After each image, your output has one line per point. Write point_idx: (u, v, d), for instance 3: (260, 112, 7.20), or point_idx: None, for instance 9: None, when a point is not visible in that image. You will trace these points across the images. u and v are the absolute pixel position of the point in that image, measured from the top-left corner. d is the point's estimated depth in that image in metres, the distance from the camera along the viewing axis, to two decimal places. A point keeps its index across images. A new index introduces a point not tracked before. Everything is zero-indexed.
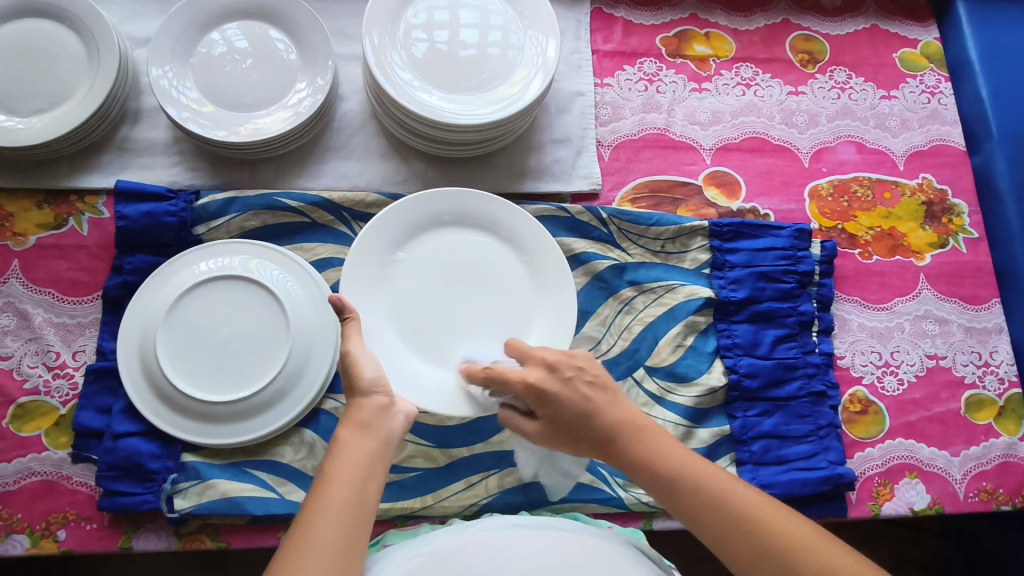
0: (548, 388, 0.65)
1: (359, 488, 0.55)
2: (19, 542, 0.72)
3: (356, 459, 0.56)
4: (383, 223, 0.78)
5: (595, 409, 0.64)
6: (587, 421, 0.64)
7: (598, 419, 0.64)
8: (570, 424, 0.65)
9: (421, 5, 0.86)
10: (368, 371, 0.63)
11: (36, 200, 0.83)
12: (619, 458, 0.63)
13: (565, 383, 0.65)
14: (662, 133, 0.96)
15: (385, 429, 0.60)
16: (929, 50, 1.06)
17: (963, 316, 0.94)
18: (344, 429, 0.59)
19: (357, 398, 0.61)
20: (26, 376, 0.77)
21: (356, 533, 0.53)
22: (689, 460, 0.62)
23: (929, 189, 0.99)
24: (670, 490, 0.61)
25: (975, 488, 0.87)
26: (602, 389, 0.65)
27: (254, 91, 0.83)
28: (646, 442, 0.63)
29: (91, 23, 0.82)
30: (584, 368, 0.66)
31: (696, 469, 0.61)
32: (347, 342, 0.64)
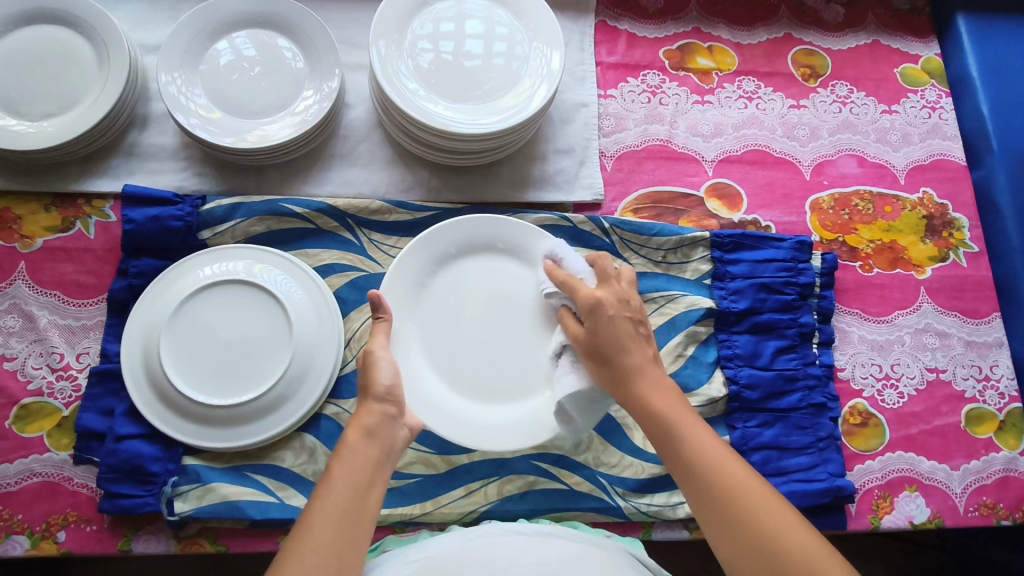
0: (610, 305, 0.65)
1: (360, 495, 0.55)
2: (19, 543, 0.72)
3: (360, 466, 0.57)
4: (426, 239, 0.79)
5: (632, 347, 0.64)
6: (619, 352, 0.64)
7: (625, 351, 0.64)
8: (606, 349, 0.64)
9: (428, 16, 0.87)
10: (386, 378, 0.63)
11: (44, 203, 0.83)
12: (627, 398, 0.63)
13: (625, 316, 0.66)
14: (665, 144, 0.97)
15: (390, 438, 0.60)
16: (929, 66, 1.07)
17: (963, 330, 0.94)
18: (349, 433, 0.59)
19: (366, 402, 0.62)
20: (30, 377, 0.77)
21: (356, 539, 0.53)
22: (700, 431, 0.60)
23: (929, 204, 0.99)
24: (675, 450, 0.60)
25: (975, 503, 0.86)
26: (646, 341, 0.66)
27: (261, 98, 0.84)
28: (661, 401, 0.62)
29: (102, 30, 0.83)
30: (643, 319, 0.67)
31: (705, 437, 0.60)
32: (374, 343, 0.66)
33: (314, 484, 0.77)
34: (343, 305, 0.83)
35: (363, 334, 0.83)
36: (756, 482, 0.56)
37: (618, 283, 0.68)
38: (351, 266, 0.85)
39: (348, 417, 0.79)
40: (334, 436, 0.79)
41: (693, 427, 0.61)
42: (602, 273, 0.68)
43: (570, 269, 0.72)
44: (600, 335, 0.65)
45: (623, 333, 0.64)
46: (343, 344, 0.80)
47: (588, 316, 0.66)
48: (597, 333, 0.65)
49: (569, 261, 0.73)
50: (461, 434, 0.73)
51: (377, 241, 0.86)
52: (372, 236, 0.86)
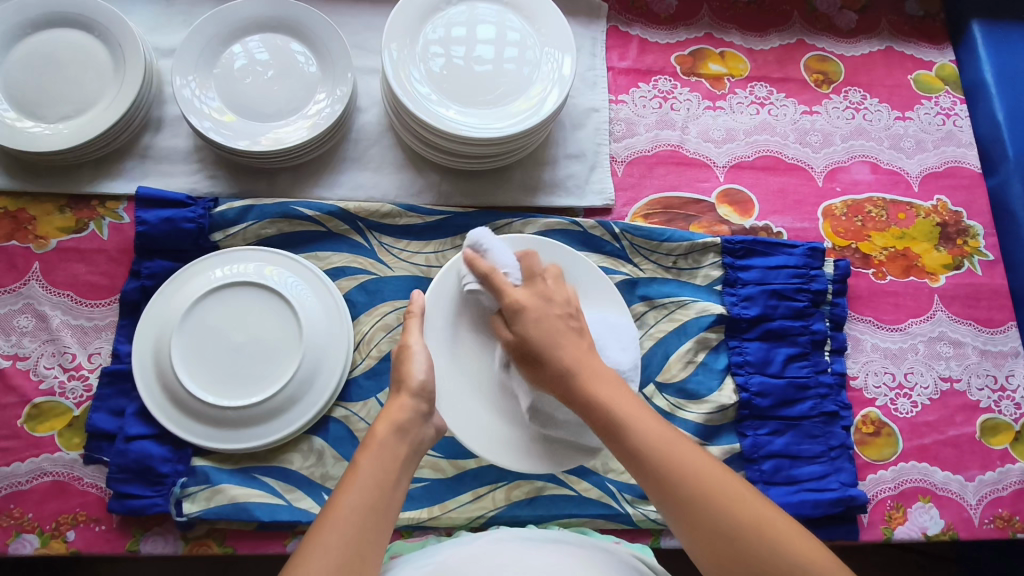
0: (536, 308, 0.64)
1: (386, 492, 0.55)
2: (29, 541, 0.72)
3: (389, 461, 0.57)
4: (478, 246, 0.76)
5: (566, 343, 0.62)
6: (551, 348, 0.62)
7: (558, 346, 0.62)
8: (539, 351, 0.62)
9: (440, 21, 0.87)
10: (419, 373, 0.65)
11: (59, 204, 0.84)
12: (570, 395, 0.60)
13: (553, 314, 0.64)
14: (676, 150, 0.96)
15: (419, 436, 0.61)
16: (944, 72, 1.06)
17: (978, 339, 0.93)
18: (379, 427, 0.59)
19: (400, 396, 0.63)
20: (42, 377, 0.78)
21: (377, 538, 0.52)
22: (649, 421, 0.57)
23: (943, 211, 0.98)
24: (623, 444, 0.56)
25: (990, 515, 0.85)
26: (580, 335, 0.64)
27: (274, 102, 0.85)
28: (604, 393, 0.59)
29: (118, 34, 0.84)
30: (574, 312, 0.66)
31: (655, 430, 0.56)
32: (408, 337, 0.69)
33: (322, 487, 0.77)
34: (352, 309, 0.84)
35: (371, 337, 0.83)
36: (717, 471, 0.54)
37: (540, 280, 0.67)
38: (361, 269, 0.85)
39: (357, 420, 0.79)
40: (343, 439, 0.79)
41: (641, 418, 0.57)
42: (529, 272, 0.68)
43: (494, 260, 0.69)
44: (530, 339, 0.63)
45: (553, 330, 0.63)
46: (352, 347, 0.80)
47: (515, 320, 0.65)
48: (524, 338, 0.63)
49: (494, 255, 0.69)
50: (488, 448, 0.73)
51: (387, 245, 0.86)
52: (382, 240, 0.86)
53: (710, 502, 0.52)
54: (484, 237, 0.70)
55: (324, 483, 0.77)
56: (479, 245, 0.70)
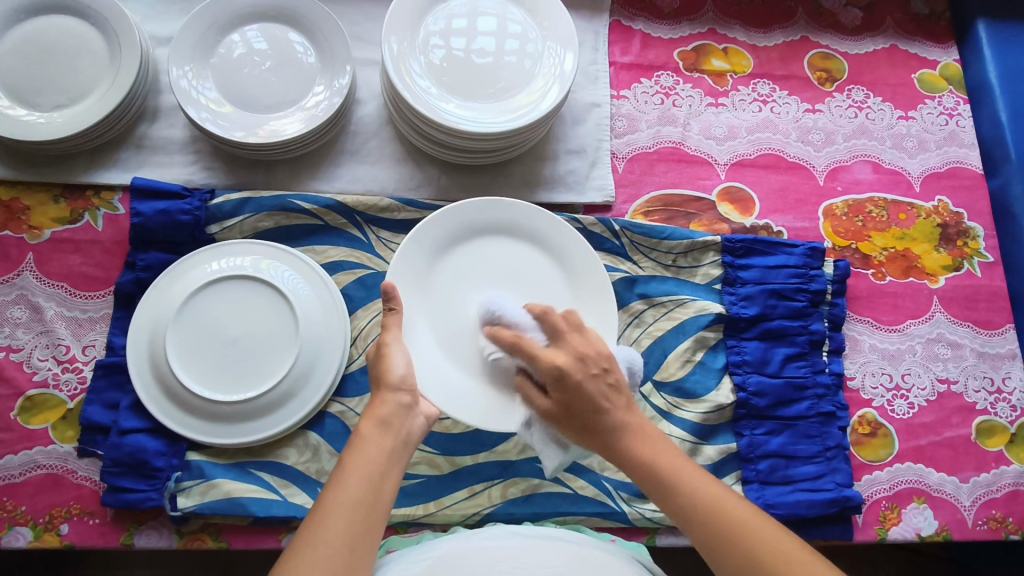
0: (571, 370, 0.61)
1: (376, 486, 0.55)
2: (22, 534, 0.72)
3: (374, 455, 0.56)
4: (443, 215, 0.79)
5: (606, 407, 0.61)
6: (593, 416, 0.61)
7: (602, 414, 0.61)
8: (583, 413, 0.61)
9: (441, 13, 0.86)
10: (397, 367, 0.63)
11: (53, 194, 0.83)
12: (619, 453, 0.61)
13: (591, 374, 0.62)
14: (677, 146, 0.96)
15: (405, 427, 0.60)
16: (948, 71, 1.05)
17: (976, 341, 0.93)
18: (364, 424, 0.59)
19: (382, 393, 0.62)
20: (36, 369, 0.77)
21: (368, 533, 0.52)
22: (696, 477, 0.59)
23: (944, 212, 0.98)
24: (672, 501, 0.59)
25: (984, 516, 0.85)
26: (619, 391, 0.63)
27: (272, 93, 0.83)
28: (650, 450, 0.61)
29: (114, 21, 0.82)
30: (609, 368, 0.63)
31: (701, 485, 0.59)
32: (387, 335, 0.66)
33: (317, 482, 0.77)
34: (350, 303, 0.83)
35: (368, 332, 0.82)
36: (762, 520, 0.56)
37: (574, 334, 0.64)
38: (358, 264, 0.84)
39: (353, 416, 0.79)
40: (339, 434, 0.78)
41: (686, 473, 0.60)
42: (553, 330, 0.64)
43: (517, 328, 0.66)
44: (570, 404, 0.61)
45: (598, 394, 0.61)
46: (350, 341, 0.80)
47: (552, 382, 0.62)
48: (568, 402, 0.61)
49: (509, 313, 0.67)
50: (446, 402, 0.71)
51: (385, 239, 0.85)
52: (380, 234, 0.85)
53: (756, 554, 0.54)
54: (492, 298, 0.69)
55: (320, 478, 0.77)
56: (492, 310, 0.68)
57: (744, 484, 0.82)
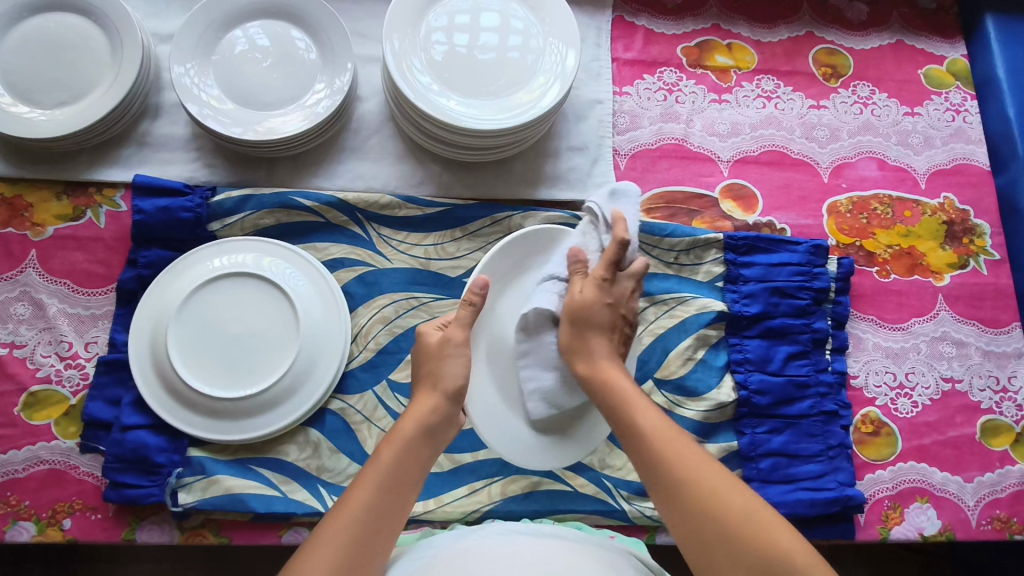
0: (618, 296, 0.70)
1: (404, 491, 0.56)
2: (26, 529, 0.73)
3: (411, 461, 0.58)
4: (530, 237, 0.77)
5: (611, 336, 0.69)
6: (598, 330, 0.68)
7: (600, 335, 0.69)
8: (590, 324, 0.68)
9: (442, 9, 0.86)
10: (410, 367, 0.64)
11: (56, 191, 0.83)
12: (592, 373, 0.67)
13: (619, 312, 0.71)
14: (680, 143, 0.95)
15: (442, 441, 0.62)
16: (955, 67, 1.04)
17: (981, 340, 0.92)
18: (408, 425, 0.59)
19: (431, 396, 0.62)
20: (39, 365, 0.78)
21: (387, 533, 0.53)
22: (648, 406, 0.62)
23: (950, 209, 0.97)
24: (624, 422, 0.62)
25: (988, 517, 0.85)
26: (622, 342, 0.72)
27: (273, 90, 0.83)
28: (622, 383, 0.65)
29: (116, 18, 0.83)
30: (631, 323, 0.73)
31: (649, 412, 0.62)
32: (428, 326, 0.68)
33: (317, 479, 0.77)
34: (351, 301, 0.83)
35: (369, 330, 0.82)
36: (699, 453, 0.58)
37: (635, 282, 0.72)
38: (359, 261, 0.84)
39: (354, 413, 0.79)
40: (340, 431, 0.78)
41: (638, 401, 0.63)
42: (637, 273, 0.72)
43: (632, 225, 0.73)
44: (599, 310, 0.69)
45: (613, 324, 0.70)
46: (350, 339, 0.80)
47: (608, 284, 0.69)
48: (602, 316, 0.68)
49: (630, 211, 0.74)
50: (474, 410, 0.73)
51: (386, 236, 0.85)
52: (381, 231, 0.85)
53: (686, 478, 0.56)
54: (631, 192, 0.76)
55: (321, 475, 0.77)
56: (624, 194, 0.75)
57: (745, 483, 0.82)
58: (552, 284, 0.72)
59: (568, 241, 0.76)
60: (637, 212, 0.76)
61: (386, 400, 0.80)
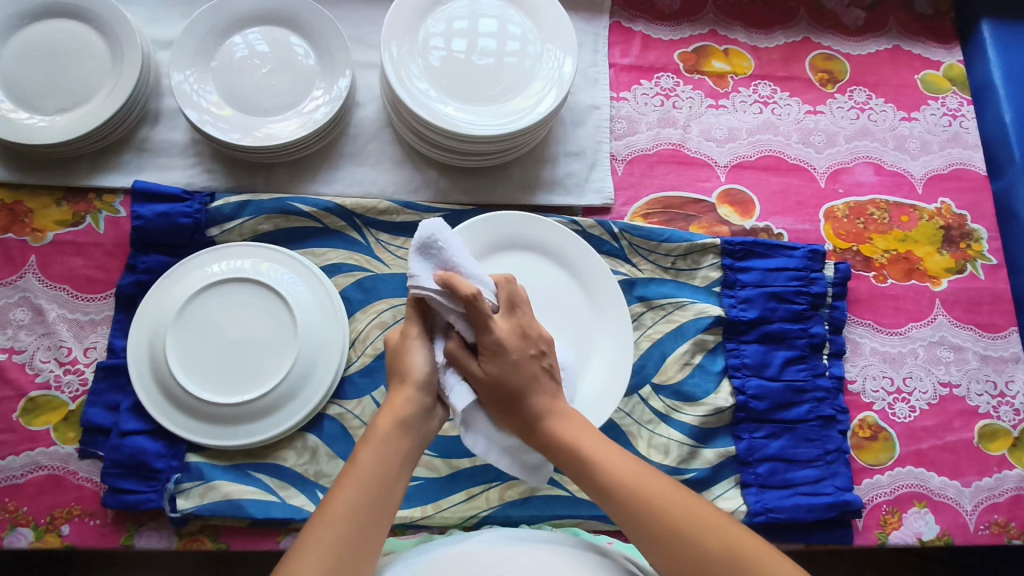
0: (514, 348, 0.61)
1: (386, 490, 0.56)
2: (24, 535, 0.73)
3: (390, 457, 0.57)
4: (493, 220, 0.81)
5: (536, 388, 0.62)
6: (526, 395, 0.61)
7: (531, 394, 0.61)
8: (511, 395, 0.61)
9: (440, 15, 0.86)
10: (417, 362, 0.62)
11: (55, 197, 0.84)
12: (539, 435, 0.61)
13: (528, 355, 0.62)
14: (677, 148, 0.95)
15: (422, 430, 0.61)
16: (952, 72, 1.05)
17: (978, 344, 0.92)
18: (382, 420, 0.59)
19: (403, 389, 0.61)
20: (38, 370, 0.78)
21: (373, 537, 0.53)
22: (613, 457, 0.59)
23: (947, 214, 0.97)
24: (591, 479, 0.58)
25: (986, 521, 0.85)
26: (550, 376, 0.63)
27: (272, 96, 0.84)
28: (573, 432, 0.61)
29: (115, 25, 0.83)
30: (546, 350, 0.63)
31: (618, 465, 0.58)
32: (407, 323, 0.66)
33: (316, 484, 0.77)
34: (349, 306, 0.83)
35: (367, 335, 0.82)
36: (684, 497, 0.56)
37: (514, 313, 0.63)
38: (357, 266, 0.85)
39: (352, 418, 0.79)
40: (338, 437, 0.79)
41: (604, 452, 0.59)
42: (509, 301, 0.63)
43: (467, 276, 0.62)
44: (506, 380, 0.60)
45: (531, 374, 0.62)
46: (348, 344, 0.80)
47: (492, 353, 0.60)
48: (511, 385, 0.60)
49: (456, 257, 0.62)
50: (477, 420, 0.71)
51: (384, 242, 0.85)
52: (379, 236, 0.85)
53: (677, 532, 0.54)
54: (439, 232, 0.61)
55: (319, 480, 0.77)
56: (433, 240, 0.61)
57: (742, 488, 0.82)
58: (451, 373, 0.62)
59: (431, 315, 0.65)
60: (457, 246, 0.62)
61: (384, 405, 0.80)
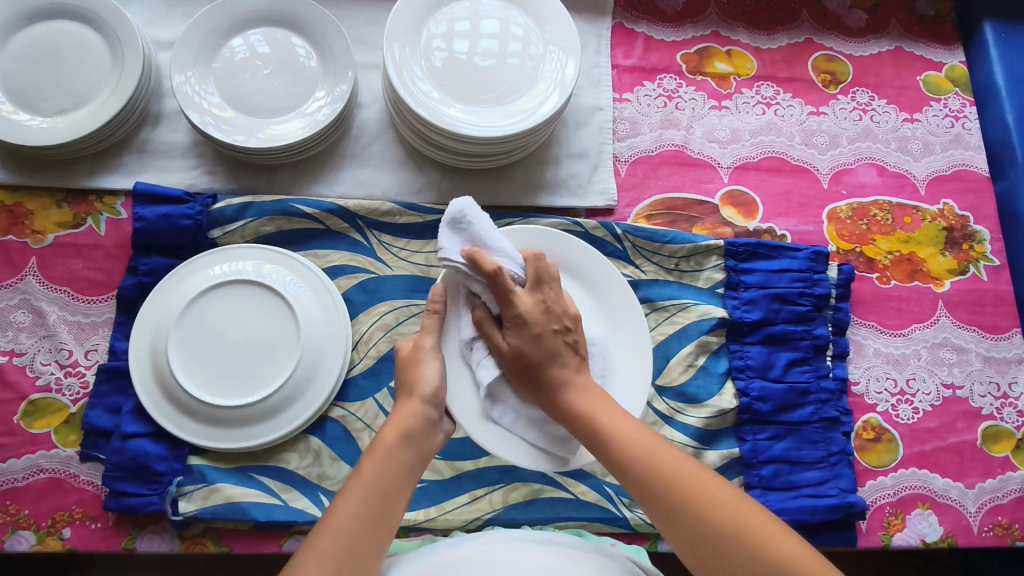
0: (537, 321, 0.63)
1: (388, 502, 0.55)
2: (25, 538, 0.72)
3: (392, 469, 0.57)
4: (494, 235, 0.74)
5: (563, 360, 0.64)
6: (550, 365, 0.63)
7: (555, 366, 0.63)
8: (534, 368, 0.63)
9: (442, 16, 0.86)
10: (429, 376, 0.64)
11: (56, 199, 0.83)
12: (555, 408, 0.63)
13: (551, 330, 0.64)
14: (680, 150, 0.95)
15: (425, 444, 0.61)
16: (954, 73, 1.04)
17: (981, 346, 0.92)
18: (386, 433, 0.59)
19: (410, 402, 0.62)
20: (39, 373, 0.78)
21: (374, 548, 0.52)
22: (623, 427, 0.59)
23: (950, 215, 0.97)
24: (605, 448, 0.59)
25: (989, 523, 0.85)
26: (574, 351, 0.65)
27: (274, 97, 0.84)
28: (585, 400, 0.62)
29: (115, 25, 0.83)
30: (572, 327, 0.65)
31: (629, 433, 0.59)
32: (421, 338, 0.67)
33: (318, 487, 0.77)
34: (351, 308, 0.83)
35: (370, 336, 0.82)
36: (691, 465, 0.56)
37: (540, 289, 0.65)
38: (360, 268, 0.84)
39: (355, 421, 0.79)
40: (341, 439, 0.78)
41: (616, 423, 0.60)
42: (536, 277, 0.65)
43: (498, 254, 0.64)
44: (529, 352, 0.62)
45: (554, 348, 0.64)
46: (350, 346, 0.80)
47: (517, 326, 0.62)
48: (532, 356, 0.63)
49: (487, 235, 0.64)
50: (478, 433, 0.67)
51: (387, 243, 0.85)
52: (381, 238, 0.85)
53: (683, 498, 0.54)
54: (469, 209, 0.64)
55: (321, 483, 0.77)
56: (464, 216, 0.63)
57: (746, 490, 0.82)
58: (478, 349, 0.66)
59: (461, 291, 0.68)
60: (485, 220, 0.65)
61: (387, 407, 0.80)
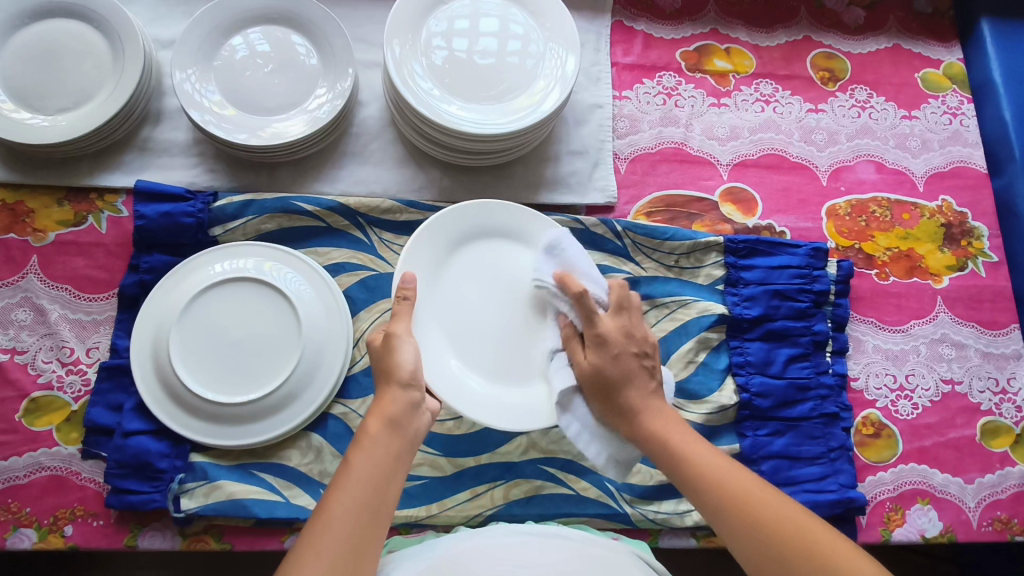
0: (617, 342, 0.67)
1: (380, 491, 0.55)
2: (27, 536, 0.73)
3: (380, 458, 0.56)
4: (443, 219, 0.78)
5: (636, 382, 0.66)
6: (625, 386, 0.65)
7: (631, 387, 0.66)
8: (613, 385, 0.66)
9: (443, 14, 0.86)
10: (409, 361, 0.63)
11: (57, 197, 0.83)
12: (633, 429, 0.65)
13: (630, 352, 0.67)
14: (679, 147, 0.96)
15: (413, 427, 0.60)
16: (952, 71, 1.05)
17: (980, 341, 0.92)
18: (371, 423, 0.58)
19: (389, 389, 0.61)
20: (40, 371, 0.78)
21: (371, 538, 0.53)
22: (700, 451, 0.62)
23: (948, 212, 0.97)
24: (680, 473, 0.62)
25: (989, 518, 0.85)
26: (650, 375, 0.68)
27: (275, 95, 0.84)
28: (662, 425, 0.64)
29: (116, 24, 0.83)
30: (648, 351, 0.68)
31: (703, 457, 0.61)
32: (397, 325, 0.66)
33: (320, 484, 0.77)
34: (352, 305, 0.83)
35: (371, 333, 0.82)
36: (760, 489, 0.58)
37: (623, 316, 0.69)
38: (360, 265, 0.84)
39: (356, 417, 0.79)
40: (342, 436, 0.78)
41: (694, 448, 0.62)
42: (619, 303, 0.69)
43: (585, 280, 0.70)
44: (608, 369, 0.66)
45: (629, 368, 0.66)
46: (351, 343, 0.80)
47: (600, 343, 0.66)
48: (609, 372, 0.66)
49: (578, 264, 0.70)
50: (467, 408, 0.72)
51: (387, 240, 0.85)
52: (382, 235, 0.85)
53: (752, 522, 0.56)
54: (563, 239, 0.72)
55: (323, 480, 0.77)
56: (557, 244, 0.71)
57: None
58: (560, 360, 0.70)
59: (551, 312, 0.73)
60: (580, 252, 0.72)
61: None
